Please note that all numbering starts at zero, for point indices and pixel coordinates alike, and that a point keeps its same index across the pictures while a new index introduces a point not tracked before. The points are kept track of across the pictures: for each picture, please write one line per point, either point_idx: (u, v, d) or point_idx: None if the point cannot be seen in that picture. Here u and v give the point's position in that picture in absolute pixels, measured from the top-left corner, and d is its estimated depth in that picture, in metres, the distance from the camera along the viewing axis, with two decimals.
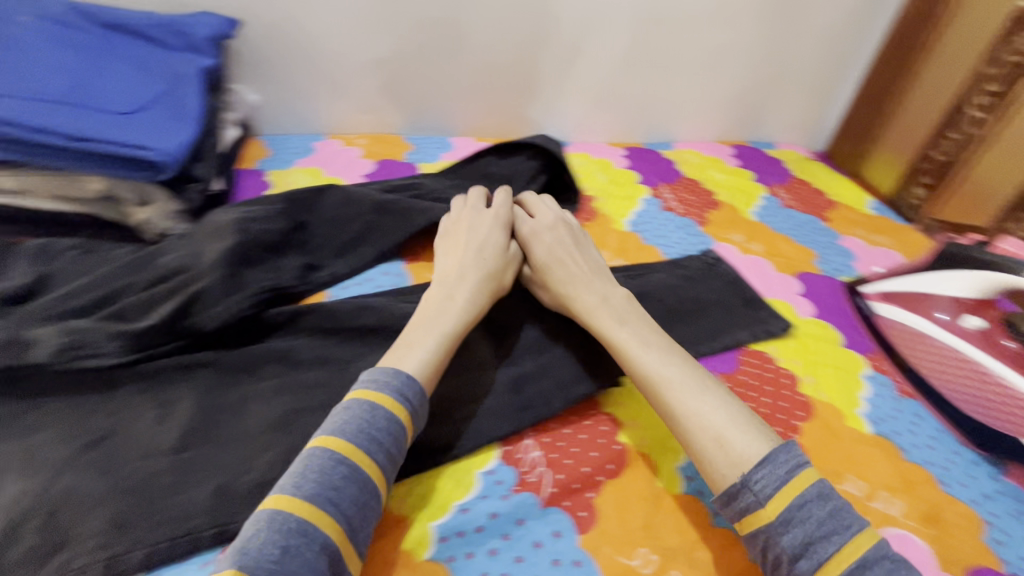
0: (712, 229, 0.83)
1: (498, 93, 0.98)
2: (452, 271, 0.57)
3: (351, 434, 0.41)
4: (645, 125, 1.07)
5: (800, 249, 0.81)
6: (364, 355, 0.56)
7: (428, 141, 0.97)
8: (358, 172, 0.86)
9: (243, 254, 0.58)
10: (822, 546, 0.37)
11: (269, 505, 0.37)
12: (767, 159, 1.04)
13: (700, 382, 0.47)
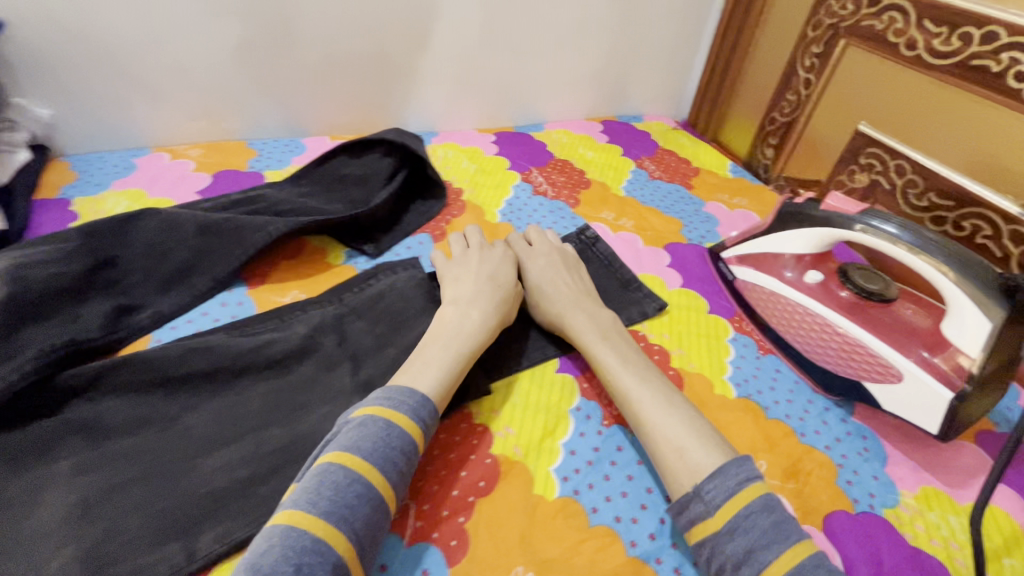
0: (583, 209, 0.82)
1: (350, 86, 0.90)
2: (466, 293, 0.58)
3: (367, 450, 0.41)
4: (515, 107, 1.04)
5: (664, 220, 0.82)
6: (204, 403, 0.49)
7: (275, 146, 0.87)
8: (189, 188, 0.75)
9: (19, 307, 0.49)
10: (762, 554, 0.37)
11: (283, 522, 0.36)
12: (632, 133, 1.05)
13: (672, 396, 0.49)
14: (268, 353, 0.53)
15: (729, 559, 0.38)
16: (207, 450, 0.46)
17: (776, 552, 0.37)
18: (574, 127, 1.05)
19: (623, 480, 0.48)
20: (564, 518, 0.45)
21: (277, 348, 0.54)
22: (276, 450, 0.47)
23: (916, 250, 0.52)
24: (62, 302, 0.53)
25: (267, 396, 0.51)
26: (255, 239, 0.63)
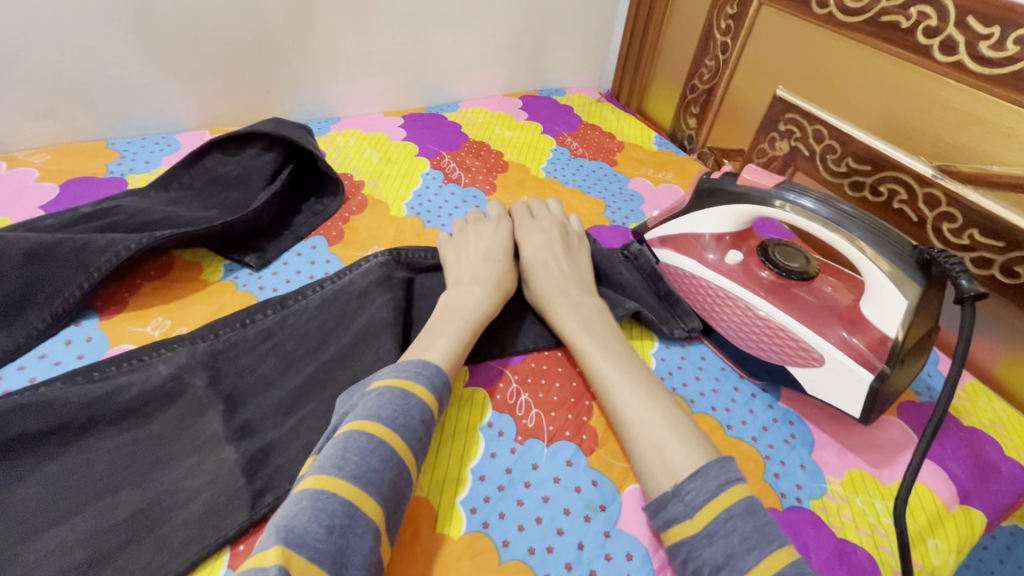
0: (499, 195, 0.76)
1: (227, 70, 0.78)
2: (467, 271, 0.56)
3: (389, 416, 0.38)
4: (425, 87, 0.95)
5: (584, 202, 0.77)
6: (36, 469, 0.41)
7: (143, 146, 0.76)
8: (31, 203, 0.63)
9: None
10: (744, 561, 0.34)
11: (311, 485, 0.34)
12: (553, 107, 0.99)
13: (648, 386, 0.46)
14: (120, 401, 0.45)
15: (708, 564, 0.35)
16: (36, 531, 0.38)
17: (757, 558, 0.34)
18: (491, 105, 0.97)
19: (539, 502, 0.44)
20: (471, 558, 0.40)
21: (132, 393, 0.46)
22: (128, 518, 0.40)
23: (829, 223, 0.48)
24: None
25: (118, 452, 0.43)
26: (104, 263, 0.53)
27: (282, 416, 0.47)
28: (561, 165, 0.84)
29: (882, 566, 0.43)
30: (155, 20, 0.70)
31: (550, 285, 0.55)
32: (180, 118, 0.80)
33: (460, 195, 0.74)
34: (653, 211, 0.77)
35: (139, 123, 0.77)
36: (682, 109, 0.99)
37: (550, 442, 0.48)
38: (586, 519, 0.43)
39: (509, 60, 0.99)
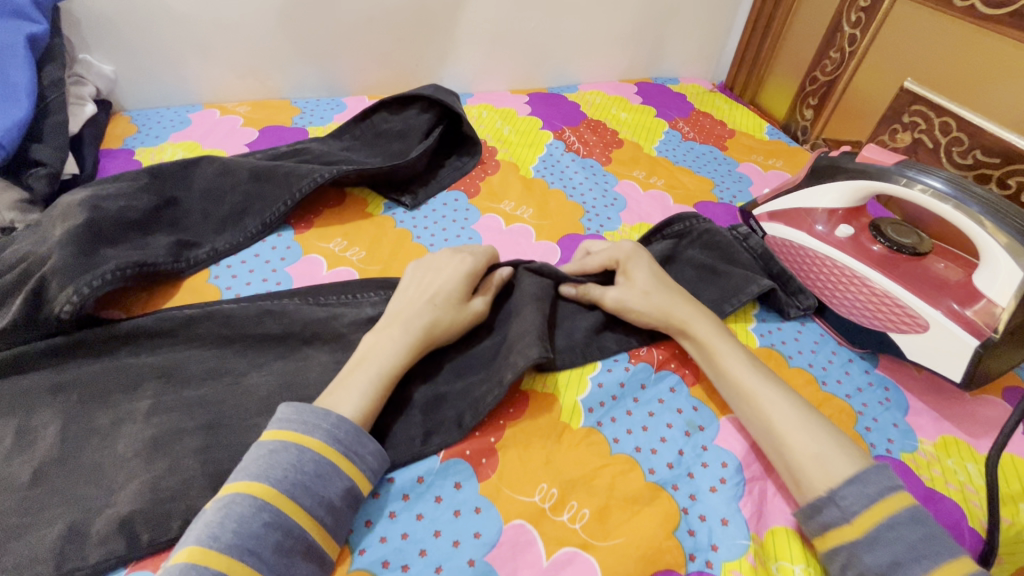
0: (614, 167, 0.83)
1: (389, 44, 0.91)
2: (396, 313, 0.51)
3: (276, 479, 0.39)
4: (549, 69, 1.04)
5: (693, 178, 0.83)
6: (263, 337, 0.54)
7: (318, 104, 0.90)
8: (239, 141, 0.79)
9: (95, 231, 0.55)
10: (912, 568, 0.37)
11: (183, 559, 0.34)
12: (667, 94, 1.04)
13: (791, 397, 0.48)
14: (335, 325, 0.55)
15: (869, 569, 0.38)
16: (266, 412, 0.48)
17: (925, 568, 0.37)
18: (608, 89, 1.03)
19: (648, 415, 0.51)
20: (587, 445, 0.49)
21: (344, 321, 0.55)
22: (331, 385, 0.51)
23: (956, 202, 0.51)
24: (130, 231, 0.58)
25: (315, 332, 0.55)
26: (302, 185, 0.67)
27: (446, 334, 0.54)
28: (673, 146, 0.90)
29: (970, 516, 0.46)
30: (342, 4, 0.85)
31: (665, 301, 0.54)
32: (345, 84, 0.94)
33: (579, 164, 0.83)
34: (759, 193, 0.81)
35: (315, 87, 0.93)
36: (799, 101, 1.00)
37: (658, 367, 0.55)
38: (685, 432, 0.50)
39: (629, 49, 1.06)
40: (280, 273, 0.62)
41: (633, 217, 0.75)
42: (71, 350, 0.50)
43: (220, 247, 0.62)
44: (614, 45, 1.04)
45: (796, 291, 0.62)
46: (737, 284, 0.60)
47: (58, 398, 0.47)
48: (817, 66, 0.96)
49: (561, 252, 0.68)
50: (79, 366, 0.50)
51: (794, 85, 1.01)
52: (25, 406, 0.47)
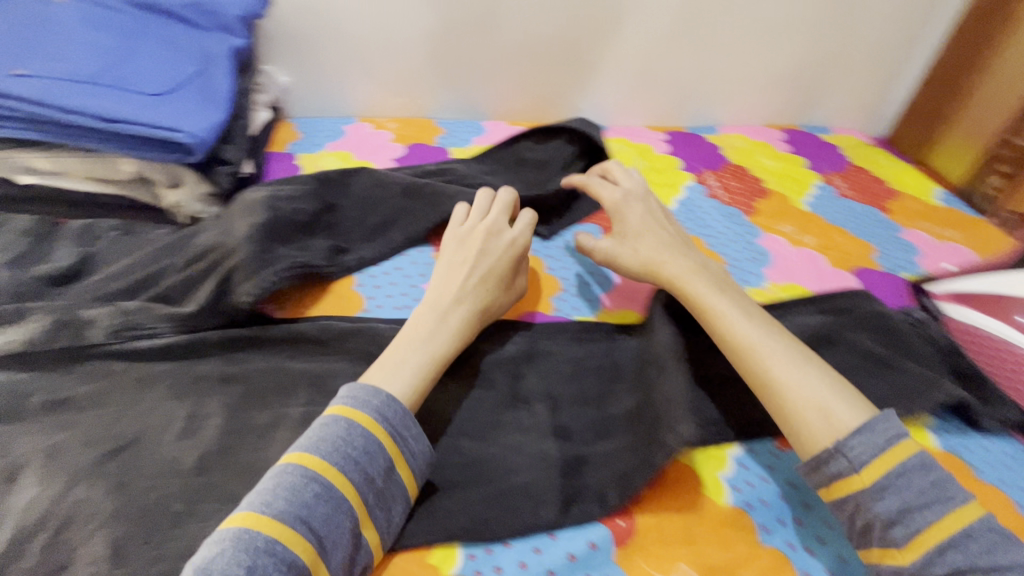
0: (759, 218, 0.78)
1: (534, 72, 0.93)
2: (447, 290, 0.54)
3: (325, 451, 0.41)
4: (689, 109, 1.01)
5: (849, 239, 0.75)
6: None
7: (460, 126, 0.93)
8: (387, 156, 0.83)
9: (273, 230, 0.59)
10: (923, 514, 0.39)
11: (237, 523, 0.37)
12: (819, 144, 0.97)
13: (792, 349, 0.48)
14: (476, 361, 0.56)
15: (880, 517, 0.40)
16: None
17: None
18: (753, 133, 0.98)
19: (800, 508, 0.47)
20: (733, 529, 0.45)
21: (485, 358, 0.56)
22: (465, 419, 0.51)
23: None
24: (297, 233, 0.61)
25: (449, 360, 0.56)
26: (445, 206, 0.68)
27: (569, 380, 0.56)
28: (827, 203, 0.82)
29: None
30: (500, 33, 0.88)
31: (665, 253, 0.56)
32: (487, 108, 0.96)
33: (723, 212, 0.78)
34: (933, 267, 0.72)
35: (458, 109, 0.96)
36: (984, 165, 0.99)
37: None
38: (843, 535, 0.46)
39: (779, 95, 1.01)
40: (418, 289, 0.63)
41: (782, 276, 0.69)
42: (240, 343, 0.55)
43: (366, 255, 0.65)
44: (764, 88, 1.00)
45: (991, 398, 0.55)
46: (918, 383, 0.53)
47: (226, 389, 0.52)
48: (1014, 130, 0.95)
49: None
50: (244, 363, 0.54)
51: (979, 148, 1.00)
52: (197, 396, 0.51)
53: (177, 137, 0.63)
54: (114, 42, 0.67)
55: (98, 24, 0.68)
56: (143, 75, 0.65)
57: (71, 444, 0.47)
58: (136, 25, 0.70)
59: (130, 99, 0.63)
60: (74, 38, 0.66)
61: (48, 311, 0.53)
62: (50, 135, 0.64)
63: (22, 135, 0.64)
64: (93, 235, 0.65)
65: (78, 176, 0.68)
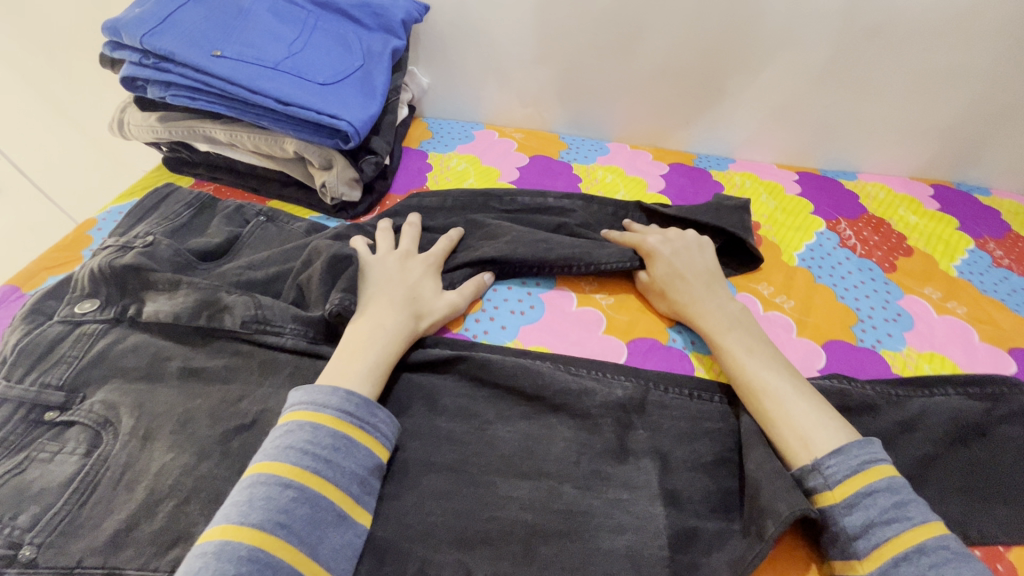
0: (899, 276, 0.76)
1: (665, 96, 0.93)
2: (381, 301, 0.58)
3: (295, 457, 0.43)
4: (820, 152, 0.97)
5: (1003, 311, 0.72)
6: (515, 393, 0.55)
7: (583, 143, 1.01)
8: (512, 164, 0.95)
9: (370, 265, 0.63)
10: (882, 529, 0.41)
11: (216, 537, 0.39)
12: (972, 204, 0.92)
13: (797, 385, 0.52)
14: (587, 403, 0.54)
15: (846, 530, 0.43)
16: (507, 472, 0.49)
17: None
18: (896, 184, 0.95)
19: None
20: None
21: (595, 401, 0.55)
22: (572, 464, 0.50)
23: None
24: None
25: (557, 397, 0.55)
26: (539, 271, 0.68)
27: (682, 440, 0.53)
28: (979, 271, 0.79)
29: None
30: (638, 54, 0.89)
31: (678, 284, 0.64)
32: (610, 130, 1.01)
33: (859, 269, 0.76)
34: None
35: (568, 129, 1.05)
36: None
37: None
38: None
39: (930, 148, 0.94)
40: (534, 296, 0.67)
41: (923, 343, 0.67)
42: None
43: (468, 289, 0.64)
44: (917, 136, 0.92)
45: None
46: None
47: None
48: None
49: (827, 359, 0.64)
50: None
51: None
52: None
53: (337, 124, 0.77)
54: (297, 36, 0.85)
55: (283, 17, 0.86)
56: (317, 70, 0.81)
57: (201, 413, 0.51)
58: (310, 19, 0.88)
59: (303, 86, 0.79)
60: (263, 28, 0.84)
61: (192, 288, 0.59)
62: (235, 110, 0.81)
63: (211, 107, 0.82)
64: (243, 218, 0.75)
65: (245, 149, 0.86)
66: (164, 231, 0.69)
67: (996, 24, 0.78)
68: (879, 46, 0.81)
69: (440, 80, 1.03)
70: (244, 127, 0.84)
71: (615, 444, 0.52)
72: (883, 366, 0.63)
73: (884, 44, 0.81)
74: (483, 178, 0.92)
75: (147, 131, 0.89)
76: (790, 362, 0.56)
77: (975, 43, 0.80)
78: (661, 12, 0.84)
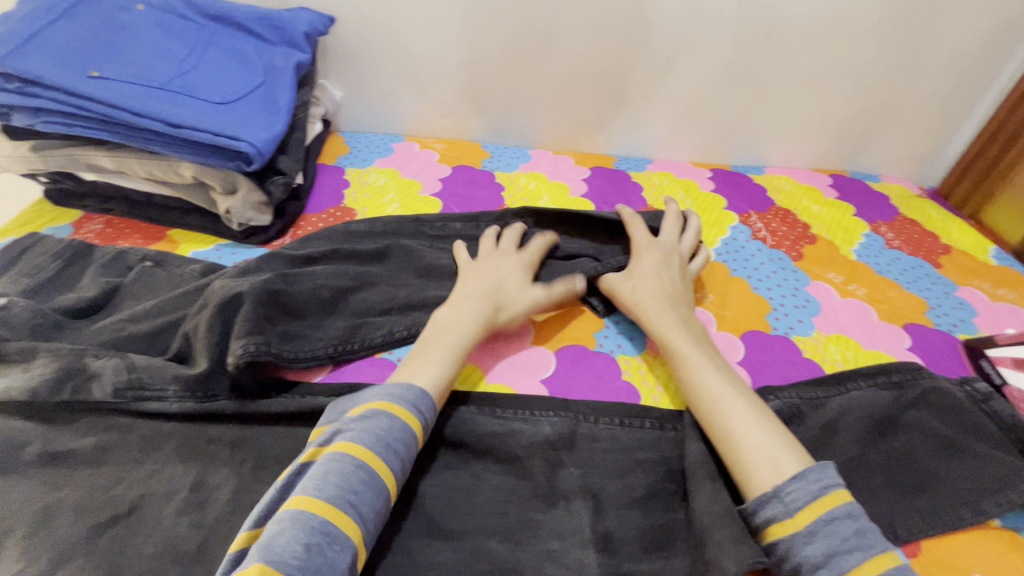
0: (806, 264, 0.81)
1: (582, 102, 0.97)
2: (464, 291, 0.60)
3: (369, 440, 0.43)
4: (728, 148, 1.03)
5: (896, 289, 0.79)
6: (435, 441, 0.52)
7: (505, 152, 0.99)
8: (433, 176, 0.91)
9: (280, 301, 0.57)
10: (845, 558, 0.40)
11: (291, 506, 0.38)
12: (867, 192, 1.00)
13: (755, 405, 0.51)
14: (512, 445, 0.52)
15: (807, 561, 0.41)
16: (427, 535, 0.46)
17: None
18: (799, 176, 1.02)
19: None
20: None
21: (521, 442, 0.52)
22: (498, 515, 0.47)
23: None
24: (314, 309, 0.59)
25: (481, 441, 0.52)
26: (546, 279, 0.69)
27: (614, 474, 0.51)
28: (873, 255, 0.85)
29: None
30: (553, 61, 0.91)
31: (642, 292, 0.62)
32: (532, 136, 1.02)
33: (770, 261, 0.81)
34: (989, 328, 0.74)
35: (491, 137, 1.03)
36: None
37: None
38: None
39: (822, 140, 1.03)
40: None
41: (829, 325, 0.71)
42: (253, 417, 0.52)
43: (385, 323, 0.60)
44: (812, 127, 1.01)
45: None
46: (994, 477, 0.53)
47: (236, 456, 0.49)
48: None
49: (745, 349, 0.66)
50: (259, 429, 0.52)
51: None
52: (209, 461, 0.49)
53: (237, 145, 0.69)
54: (188, 52, 0.76)
55: (173, 33, 0.77)
56: (213, 88, 0.73)
57: (65, 507, 0.44)
58: (204, 34, 0.80)
59: (196, 107, 0.70)
60: (148, 44, 0.75)
61: (54, 355, 0.52)
62: (118, 135, 0.71)
63: (91, 133, 0.71)
64: (124, 264, 0.67)
65: (138, 176, 0.75)
66: (23, 290, 0.61)
67: (863, 27, 0.88)
68: (769, 47, 0.89)
69: (354, 93, 0.98)
70: (133, 152, 0.74)
71: (542, 487, 0.49)
72: (794, 353, 0.67)
73: (774, 44, 0.89)
74: (404, 192, 0.86)
75: (21, 162, 0.75)
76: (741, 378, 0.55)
77: (846, 42, 0.89)
78: (571, 20, 0.87)
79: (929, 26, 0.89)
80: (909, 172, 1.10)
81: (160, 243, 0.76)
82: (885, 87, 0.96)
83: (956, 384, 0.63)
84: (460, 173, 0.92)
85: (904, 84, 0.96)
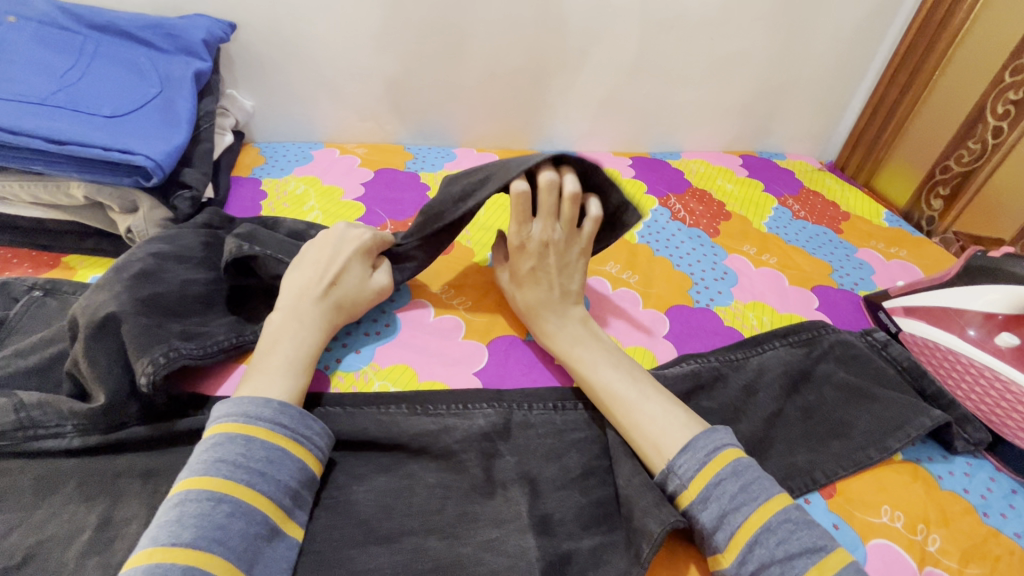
0: (723, 239, 0.86)
1: (500, 99, 0.98)
2: (292, 294, 0.55)
3: (226, 470, 0.40)
4: (646, 137, 1.08)
5: (804, 255, 0.85)
6: (368, 446, 0.51)
7: (429, 153, 0.98)
8: (356, 181, 0.89)
9: (161, 308, 0.53)
10: (734, 517, 0.42)
11: (142, 562, 0.35)
12: (774, 169, 1.07)
13: (643, 390, 0.52)
14: (447, 440, 0.51)
15: (705, 526, 0.43)
16: (364, 543, 0.44)
17: None
18: (713, 158, 1.08)
19: None
20: None
21: (455, 436, 0.52)
22: (435, 512, 0.47)
23: None
24: (192, 306, 0.56)
25: (414, 440, 0.51)
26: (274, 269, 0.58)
27: (550, 457, 0.51)
28: (782, 225, 0.91)
29: None
30: (468, 58, 0.92)
31: (528, 299, 0.61)
32: (455, 135, 1.02)
33: (691, 239, 0.85)
34: (885, 284, 0.81)
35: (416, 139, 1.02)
36: (926, 191, 1.09)
37: (842, 507, 0.52)
38: None
39: (729, 124, 1.09)
40: (389, 314, 0.65)
41: (746, 294, 0.75)
42: (172, 440, 0.49)
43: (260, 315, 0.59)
44: (719, 111, 1.07)
45: (961, 419, 0.59)
46: (895, 417, 0.57)
47: (149, 486, 0.46)
48: (949, 155, 1.04)
49: (671, 323, 0.69)
50: (175, 455, 0.48)
51: (919, 173, 1.09)
52: (120, 495, 0.45)
53: (133, 160, 0.65)
54: (70, 64, 0.71)
55: (51, 45, 0.72)
56: (102, 101, 0.68)
57: None
58: (88, 45, 0.74)
59: (83, 121, 0.65)
60: (23, 57, 0.69)
61: None
62: None
63: None
64: (10, 296, 0.61)
65: (23, 200, 0.69)
66: None
67: (753, 15, 0.94)
68: (672, 36, 0.94)
69: (266, 102, 0.95)
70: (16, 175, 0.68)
71: (479, 478, 0.49)
72: (715, 322, 0.70)
73: (677, 36, 0.94)
74: (325, 199, 0.84)
75: None
76: (634, 361, 0.57)
77: (741, 29, 0.95)
78: (482, 18, 0.88)
79: (809, 13, 0.96)
80: (810, 149, 1.19)
81: (54, 269, 0.70)
82: (780, 70, 1.03)
83: (858, 335, 0.68)
84: (383, 176, 0.90)
85: (795, 67, 1.03)
